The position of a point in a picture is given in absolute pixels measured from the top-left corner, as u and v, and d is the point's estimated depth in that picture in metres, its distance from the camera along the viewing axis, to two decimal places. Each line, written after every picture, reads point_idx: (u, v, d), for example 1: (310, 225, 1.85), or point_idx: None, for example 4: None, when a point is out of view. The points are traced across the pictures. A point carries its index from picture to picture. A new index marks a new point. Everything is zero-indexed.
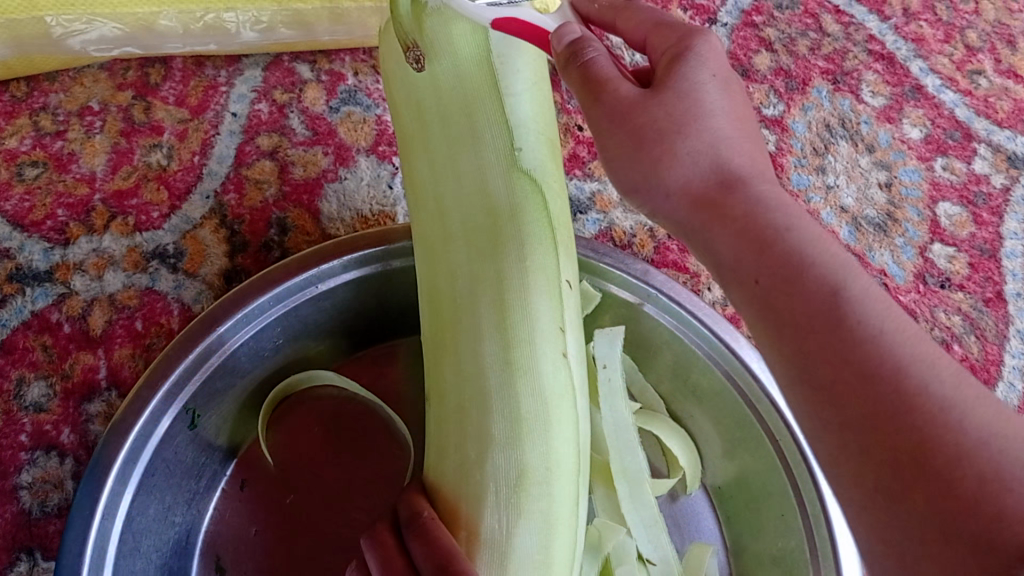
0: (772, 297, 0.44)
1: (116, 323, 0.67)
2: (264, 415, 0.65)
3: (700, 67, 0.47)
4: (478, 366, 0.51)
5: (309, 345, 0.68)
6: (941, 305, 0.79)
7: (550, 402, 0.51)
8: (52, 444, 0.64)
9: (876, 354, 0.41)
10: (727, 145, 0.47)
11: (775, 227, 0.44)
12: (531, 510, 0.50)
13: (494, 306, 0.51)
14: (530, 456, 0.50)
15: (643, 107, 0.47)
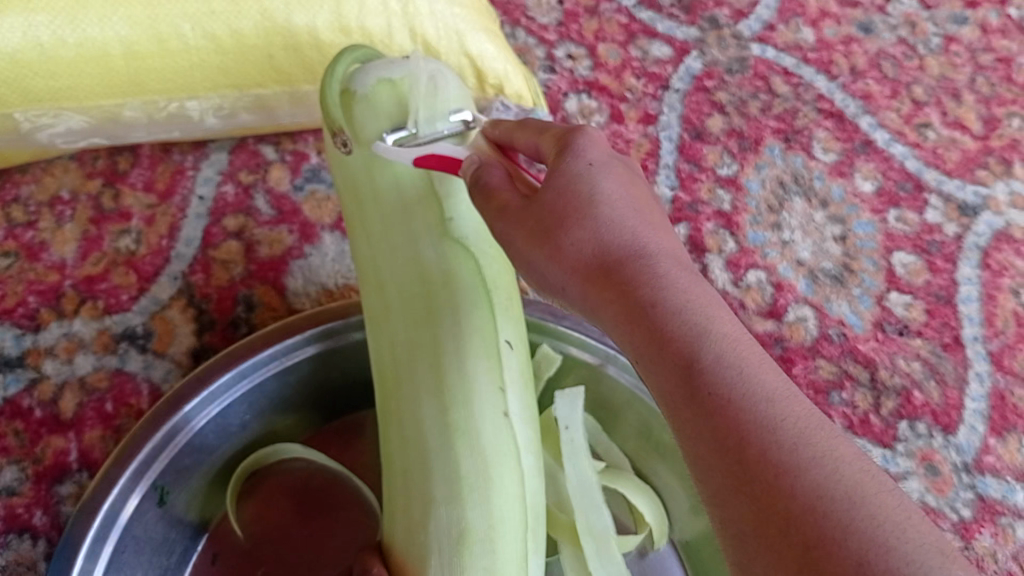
0: (650, 369, 0.40)
1: (87, 405, 0.69)
2: (232, 491, 0.66)
3: (576, 158, 0.47)
4: (420, 431, 0.56)
5: (277, 419, 0.69)
6: (900, 352, 0.80)
7: (490, 462, 0.55)
8: (24, 527, 0.64)
9: (753, 427, 0.36)
10: (611, 228, 0.45)
11: (642, 301, 0.41)
12: (475, 567, 0.54)
13: (432, 372, 0.56)
14: (472, 514, 0.54)
15: (535, 210, 0.46)
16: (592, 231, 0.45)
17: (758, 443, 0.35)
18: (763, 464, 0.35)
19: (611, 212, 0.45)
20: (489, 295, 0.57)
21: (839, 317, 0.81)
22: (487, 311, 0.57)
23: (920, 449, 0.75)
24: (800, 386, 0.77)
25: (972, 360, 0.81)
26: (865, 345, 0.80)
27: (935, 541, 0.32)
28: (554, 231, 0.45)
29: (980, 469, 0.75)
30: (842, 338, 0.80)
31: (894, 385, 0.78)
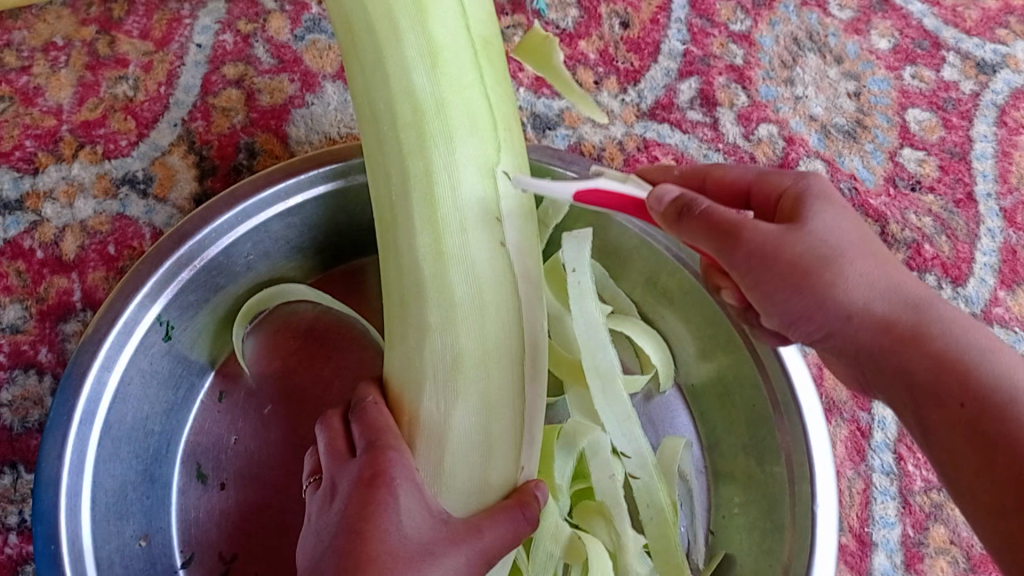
0: (916, 389, 0.46)
1: (89, 247, 0.68)
2: (237, 329, 0.65)
3: (828, 207, 0.50)
4: (413, 258, 0.51)
5: (282, 262, 0.67)
6: (911, 207, 0.78)
7: (485, 289, 0.50)
8: (29, 363, 0.65)
9: (944, 360, 0.45)
10: (861, 283, 0.47)
11: (880, 312, 0.47)
12: (468, 395, 0.51)
13: (424, 201, 0.50)
14: (465, 339, 0.50)
15: (790, 242, 0.47)
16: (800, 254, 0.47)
17: (954, 392, 0.44)
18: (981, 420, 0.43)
19: (816, 241, 0.48)
20: (490, 121, 0.52)
21: (851, 171, 0.80)
22: (482, 131, 0.51)
23: None
24: None
25: (984, 217, 0.79)
26: (877, 200, 0.78)
27: None
28: (803, 286, 0.47)
29: (989, 320, 0.75)
30: (853, 192, 0.78)
31: (905, 239, 0.77)
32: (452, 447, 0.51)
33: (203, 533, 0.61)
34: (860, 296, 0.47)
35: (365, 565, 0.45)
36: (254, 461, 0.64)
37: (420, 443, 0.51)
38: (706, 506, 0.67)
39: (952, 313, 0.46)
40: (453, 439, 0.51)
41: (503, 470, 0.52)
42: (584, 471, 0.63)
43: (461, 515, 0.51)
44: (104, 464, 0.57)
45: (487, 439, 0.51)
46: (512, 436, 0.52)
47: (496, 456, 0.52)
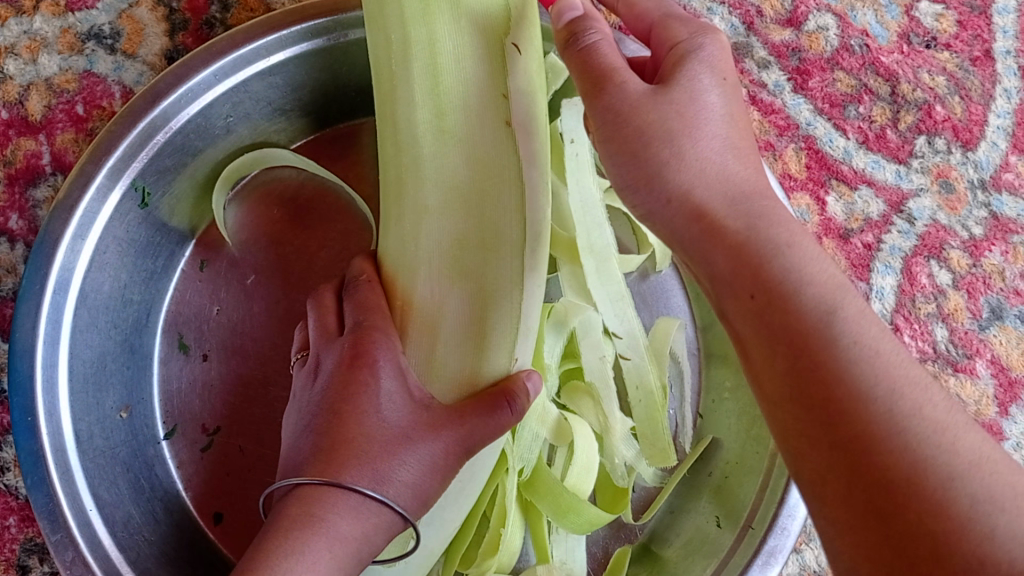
0: (768, 317, 0.38)
1: (56, 108, 0.64)
2: (219, 193, 0.63)
3: (707, 71, 0.44)
4: (412, 135, 0.49)
5: (266, 124, 0.63)
6: (924, 66, 0.74)
7: (487, 170, 0.48)
8: (2, 230, 0.63)
9: (821, 308, 0.38)
10: (761, 214, 0.41)
11: (813, 290, 0.38)
12: (464, 282, 0.49)
13: (425, 73, 0.48)
14: (464, 224, 0.49)
15: (649, 107, 0.42)
16: (766, 250, 0.39)
17: (903, 469, 0.34)
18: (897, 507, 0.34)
19: (786, 232, 0.40)
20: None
21: (863, 27, 0.74)
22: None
23: (936, 165, 0.72)
24: (815, 100, 0.72)
25: (1000, 76, 0.74)
26: (889, 57, 0.73)
27: (976, 453, 0.35)
28: (643, 155, 0.42)
29: (996, 187, 0.72)
30: (864, 49, 0.73)
31: (915, 101, 0.72)
32: (445, 337, 0.49)
33: (186, 404, 0.61)
34: (850, 325, 0.37)
35: (340, 448, 0.45)
36: (238, 333, 0.62)
37: (410, 329, 0.50)
38: (696, 389, 0.66)
39: (839, 275, 0.39)
40: (446, 327, 0.49)
41: (499, 365, 0.50)
42: (575, 350, 0.62)
43: (447, 401, 0.49)
44: (80, 335, 0.55)
45: (482, 330, 0.49)
46: (510, 328, 0.50)
47: (491, 348, 0.50)
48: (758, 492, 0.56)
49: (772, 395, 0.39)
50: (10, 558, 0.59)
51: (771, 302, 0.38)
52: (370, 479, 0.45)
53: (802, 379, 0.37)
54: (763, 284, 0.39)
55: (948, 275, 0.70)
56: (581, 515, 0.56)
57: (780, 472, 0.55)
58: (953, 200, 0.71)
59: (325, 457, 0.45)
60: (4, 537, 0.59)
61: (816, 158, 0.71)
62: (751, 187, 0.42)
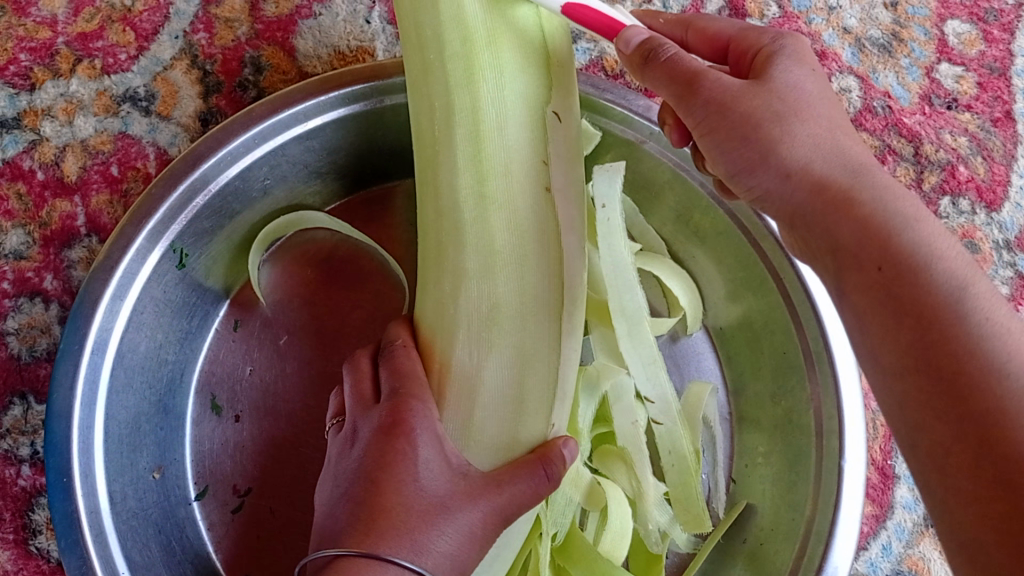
0: (891, 286, 0.40)
1: (92, 169, 0.65)
2: (255, 253, 0.64)
3: (797, 64, 0.48)
4: (454, 201, 0.50)
5: (302, 185, 0.64)
6: (946, 126, 0.74)
7: (527, 236, 0.50)
8: (35, 291, 0.63)
9: (950, 284, 0.39)
10: (885, 191, 0.43)
11: (940, 267, 0.40)
12: (502, 346, 0.50)
13: (468, 140, 0.49)
14: (503, 288, 0.49)
15: (750, 94, 0.46)
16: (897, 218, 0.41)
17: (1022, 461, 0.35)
18: (1015, 470, 0.35)
19: (913, 207, 0.42)
20: (544, 61, 0.51)
21: (885, 89, 0.75)
22: (537, 70, 0.50)
23: (961, 226, 0.72)
24: None
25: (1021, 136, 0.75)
26: (911, 118, 0.74)
27: None
28: (752, 136, 0.45)
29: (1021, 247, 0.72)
30: (887, 110, 0.74)
31: (938, 161, 0.73)
32: (482, 400, 0.50)
33: (217, 465, 0.61)
34: (978, 303, 0.39)
35: (381, 517, 0.45)
36: (270, 394, 0.62)
37: (448, 392, 0.50)
38: (727, 454, 0.66)
39: (954, 247, 0.41)
40: (484, 390, 0.50)
41: (533, 429, 0.51)
42: (606, 414, 0.63)
43: (487, 469, 0.50)
44: (116, 396, 0.56)
45: (519, 393, 0.50)
46: (544, 392, 0.51)
47: (527, 413, 0.51)
48: (793, 562, 0.56)
49: (891, 367, 0.40)
50: None
51: (896, 272, 0.40)
52: (409, 550, 0.44)
53: (936, 350, 0.38)
54: (892, 255, 0.40)
55: None
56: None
57: (816, 540, 0.55)
58: (979, 261, 0.72)
59: (365, 528, 0.45)
60: None
61: None
62: (865, 160, 0.45)
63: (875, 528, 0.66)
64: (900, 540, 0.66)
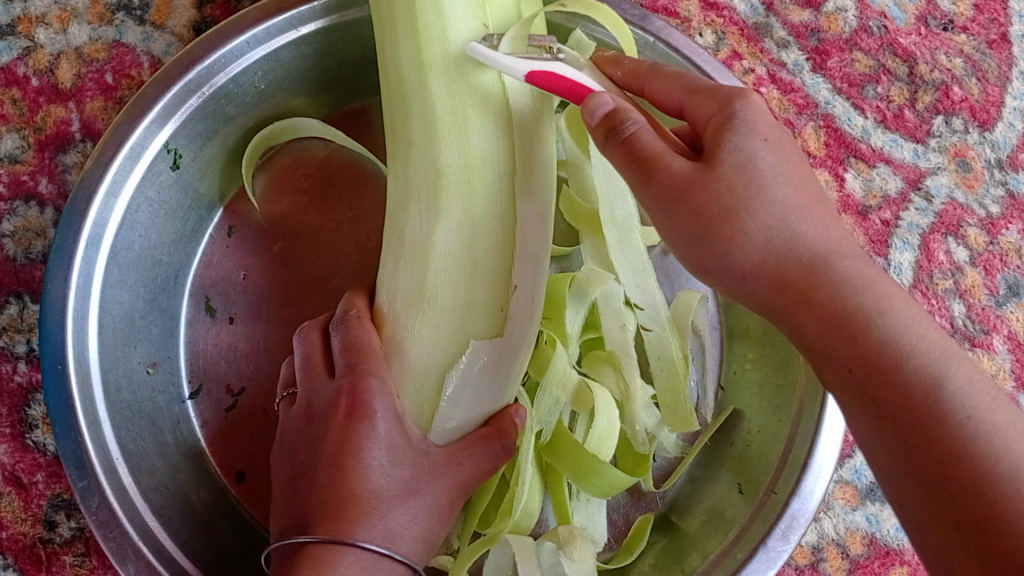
0: (869, 387, 0.38)
1: (86, 77, 0.65)
2: (247, 162, 0.63)
3: (753, 136, 0.41)
4: (398, 73, 0.49)
5: (294, 94, 0.64)
6: (942, 47, 0.74)
7: (467, 99, 0.47)
8: (31, 194, 0.63)
9: (925, 377, 0.38)
10: (855, 284, 0.39)
11: (914, 359, 0.38)
12: (451, 210, 0.48)
13: (406, 7, 0.47)
14: (447, 154, 0.47)
15: (699, 185, 0.40)
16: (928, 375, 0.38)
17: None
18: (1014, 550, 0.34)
19: (878, 294, 0.39)
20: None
21: (881, 9, 0.74)
22: None
23: (953, 145, 0.72)
24: (834, 80, 0.73)
25: (1017, 59, 0.75)
26: (906, 39, 0.74)
27: None
28: (710, 234, 0.40)
29: (1013, 166, 0.72)
30: (883, 30, 0.73)
31: (932, 82, 0.73)
32: (435, 266, 0.48)
33: (211, 365, 0.62)
34: (956, 394, 0.37)
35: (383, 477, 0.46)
36: (262, 297, 0.63)
37: (406, 262, 0.49)
38: (718, 363, 0.66)
39: (931, 327, 0.39)
40: (436, 258, 0.48)
41: (491, 300, 0.49)
42: (596, 321, 0.63)
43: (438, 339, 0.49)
44: (109, 291, 0.56)
45: (472, 255, 0.48)
46: (495, 259, 0.49)
47: (480, 283, 0.49)
48: (779, 461, 0.57)
49: (879, 461, 0.39)
50: (35, 515, 0.59)
51: (873, 373, 0.38)
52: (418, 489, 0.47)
53: (913, 446, 0.37)
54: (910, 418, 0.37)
55: (965, 252, 0.70)
56: (600, 479, 0.56)
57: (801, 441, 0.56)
58: (970, 179, 0.72)
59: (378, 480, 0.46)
60: (30, 494, 0.59)
61: (835, 135, 0.71)
62: (829, 245, 0.40)
63: None
64: None
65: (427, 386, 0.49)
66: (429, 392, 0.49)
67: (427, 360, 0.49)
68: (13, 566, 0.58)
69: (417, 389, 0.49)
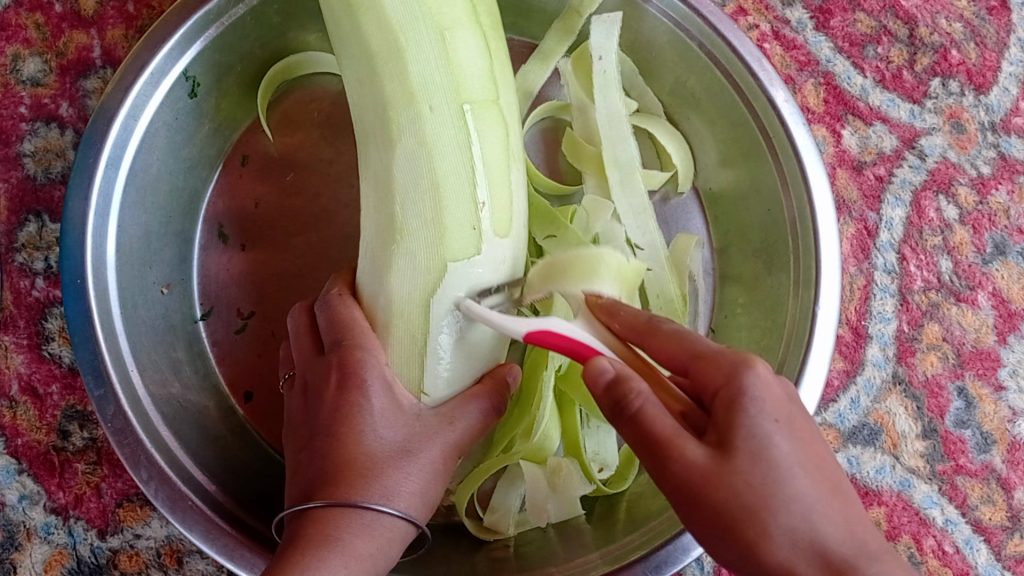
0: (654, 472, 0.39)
1: (108, 5, 0.66)
2: (264, 95, 0.65)
3: (767, 415, 0.38)
4: (334, 20, 0.51)
5: (308, 27, 0.65)
6: (943, 12, 0.75)
7: (398, 26, 0.48)
8: (51, 117, 0.65)
9: (688, 465, 0.37)
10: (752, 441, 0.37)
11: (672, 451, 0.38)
12: (404, 138, 0.48)
13: None
14: (389, 87, 0.48)
15: (715, 485, 0.37)
16: (762, 486, 0.37)
17: None
18: None
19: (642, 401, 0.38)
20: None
21: None
22: None
23: (949, 107, 0.74)
24: (836, 40, 0.74)
25: (1016, 25, 0.76)
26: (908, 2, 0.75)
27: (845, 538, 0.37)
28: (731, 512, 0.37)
29: (1006, 129, 0.74)
30: None
31: (930, 46, 0.75)
32: (399, 197, 0.48)
33: (222, 289, 0.64)
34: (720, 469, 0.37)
35: (348, 470, 0.47)
36: (272, 226, 0.65)
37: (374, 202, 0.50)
38: (709, 308, 0.69)
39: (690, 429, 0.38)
40: (398, 189, 0.48)
41: (460, 216, 0.47)
42: None
43: (416, 274, 0.48)
44: (129, 212, 0.58)
45: (432, 176, 0.47)
46: (464, 184, 0.48)
47: (448, 200, 0.47)
48: None
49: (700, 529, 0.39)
50: (50, 423, 0.61)
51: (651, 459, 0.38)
52: (381, 495, 0.47)
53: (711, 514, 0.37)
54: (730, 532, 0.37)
55: (955, 210, 0.73)
56: None
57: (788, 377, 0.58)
58: (963, 140, 0.74)
59: (339, 476, 0.47)
60: (45, 403, 0.61)
61: (834, 93, 0.74)
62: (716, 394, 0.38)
63: (846, 382, 0.69)
64: (868, 395, 0.70)
65: (414, 314, 0.48)
66: (417, 320, 0.48)
67: (405, 298, 0.48)
68: (27, 471, 0.60)
69: (406, 325, 0.48)
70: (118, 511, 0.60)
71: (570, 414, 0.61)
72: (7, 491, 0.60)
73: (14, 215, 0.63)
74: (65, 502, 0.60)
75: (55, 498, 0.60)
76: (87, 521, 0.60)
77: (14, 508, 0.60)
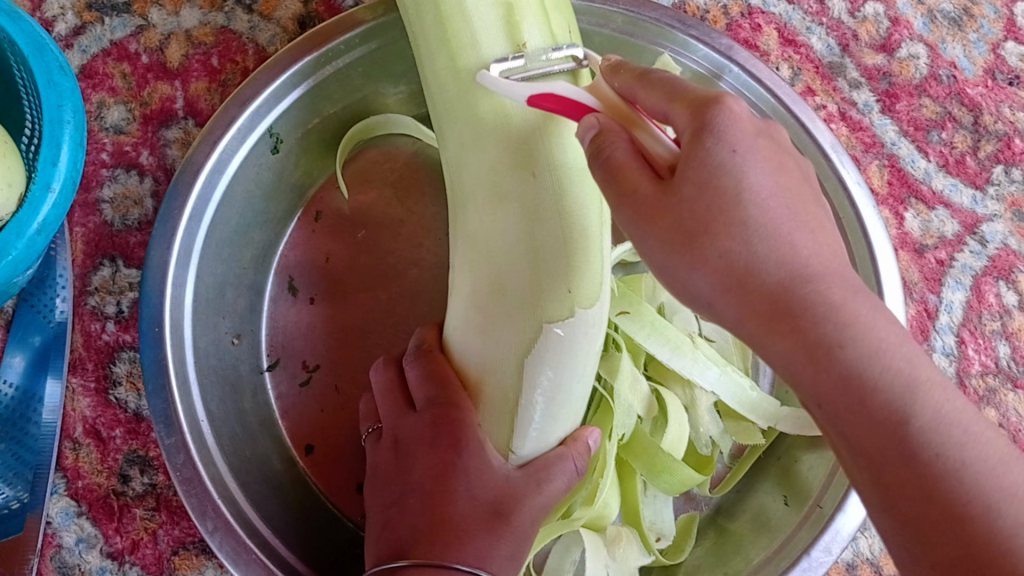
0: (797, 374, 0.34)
1: (193, 58, 0.68)
2: (342, 155, 0.66)
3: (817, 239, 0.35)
4: (437, 81, 0.51)
5: (388, 89, 0.66)
6: (1007, 101, 0.76)
7: (504, 96, 0.49)
8: (132, 164, 0.66)
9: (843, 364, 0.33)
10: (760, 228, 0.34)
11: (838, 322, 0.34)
12: (508, 205, 0.49)
13: (435, 18, 0.50)
14: (494, 152, 0.49)
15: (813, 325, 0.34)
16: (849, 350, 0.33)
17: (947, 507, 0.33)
18: None
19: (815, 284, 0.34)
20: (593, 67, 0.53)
21: (952, 60, 0.77)
22: None
23: (1011, 195, 0.75)
24: (900, 123, 0.75)
25: None
26: (974, 90, 0.76)
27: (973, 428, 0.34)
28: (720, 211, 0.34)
29: None
30: (951, 80, 0.76)
31: (994, 133, 0.75)
32: (499, 259, 0.49)
33: (289, 341, 0.65)
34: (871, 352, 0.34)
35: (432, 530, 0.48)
36: (340, 280, 0.66)
37: (471, 260, 0.50)
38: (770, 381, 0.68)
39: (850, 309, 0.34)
40: (498, 254, 0.49)
41: (558, 285, 0.48)
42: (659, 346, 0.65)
43: (512, 341, 0.49)
44: (207, 261, 0.59)
45: (533, 244, 0.48)
46: (564, 252, 0.48)
47: (548, 264, 0.48)
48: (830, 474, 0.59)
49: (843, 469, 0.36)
50: (111, 468, 0.61)
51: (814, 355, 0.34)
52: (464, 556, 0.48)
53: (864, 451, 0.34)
54: (918, 491, 0.34)
55: (1015, 297, 0.73)
56: (674, 475, 0.58)
57: None
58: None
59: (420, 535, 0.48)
60: (108, 447, 0.62)
61: (898, 175, 0.74)
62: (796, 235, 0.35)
63: None
64: None
65: (510, 373, 0.49)
66: (511, 381, 0.50)
67: (501, 357, 0.49)
68: (86, 515, 0.61)
69: (500, 380, 0.50)
70: (173, 559, 0.61)
71: (631, 482, 0.61)
72: (64, 534, 0.60)
73: (89, 258, 0.64)
74: (121, 547, 0.60)
75: (111, 543, 0.60)
76: (141, 568, 0.60)
77: (71, 551, 0.60)
